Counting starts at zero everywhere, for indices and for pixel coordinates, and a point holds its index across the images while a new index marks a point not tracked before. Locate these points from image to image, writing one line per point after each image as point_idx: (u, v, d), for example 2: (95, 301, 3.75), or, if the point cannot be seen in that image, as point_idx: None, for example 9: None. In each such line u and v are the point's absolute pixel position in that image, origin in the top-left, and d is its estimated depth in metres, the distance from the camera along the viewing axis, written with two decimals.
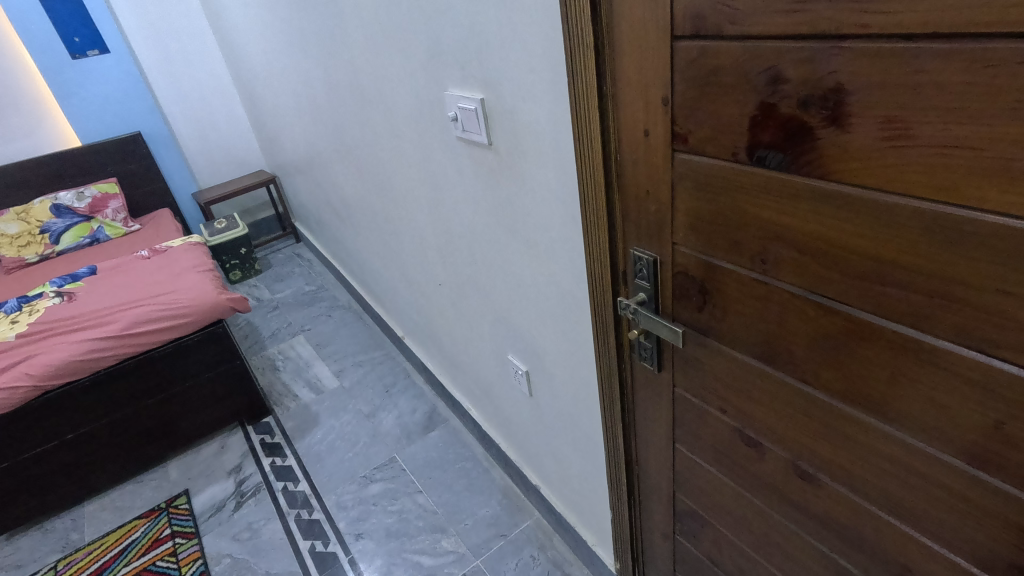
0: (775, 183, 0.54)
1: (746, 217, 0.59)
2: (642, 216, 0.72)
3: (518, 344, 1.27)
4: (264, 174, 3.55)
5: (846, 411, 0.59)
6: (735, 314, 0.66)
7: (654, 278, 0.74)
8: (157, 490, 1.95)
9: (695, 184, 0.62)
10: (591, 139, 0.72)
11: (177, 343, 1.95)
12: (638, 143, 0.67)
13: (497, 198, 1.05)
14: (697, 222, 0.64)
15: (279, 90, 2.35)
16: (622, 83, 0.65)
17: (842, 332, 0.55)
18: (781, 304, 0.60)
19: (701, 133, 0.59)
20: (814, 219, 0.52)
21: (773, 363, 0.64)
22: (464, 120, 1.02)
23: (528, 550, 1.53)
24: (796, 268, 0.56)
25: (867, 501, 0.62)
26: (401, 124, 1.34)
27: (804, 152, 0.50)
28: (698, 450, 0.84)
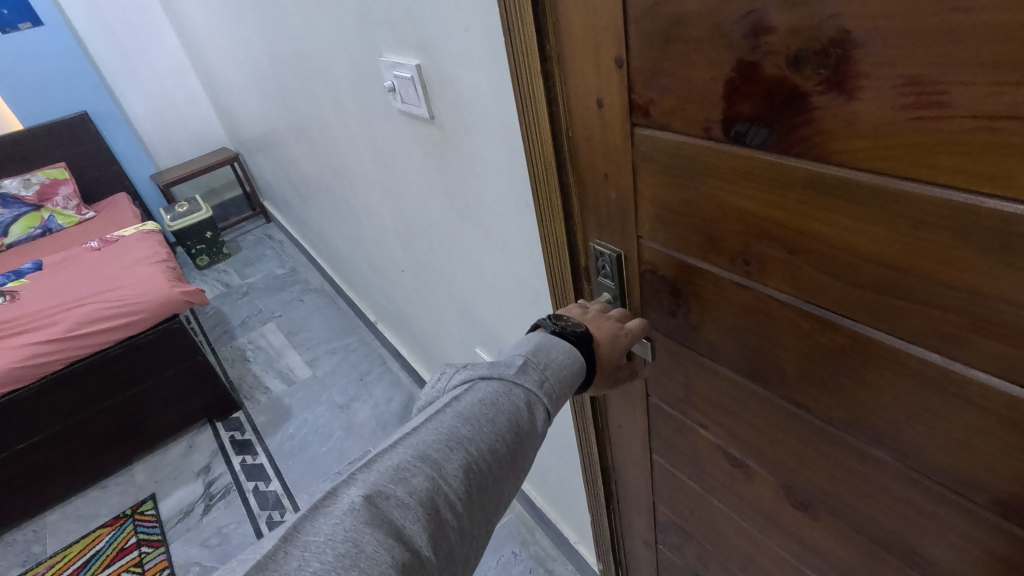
0: (759, 166, 0.42)
1: (724, 209, 0.47)
2: (602, 205, 0.60)
3: (485, 337, 1.16)
4: (226, 152, 3.36)
5: (846, 440, 0.49)
6: (714, 322, 0.55)
7: (619, 276, 0.64)
8: (123, 495, 1.85)
9: (661, 166, 0.50)
10: (535, 113, 0.59)
11: (130, 342, 1.82)
12: (592, 117, 0.54)
13: (447, 179, 0.93)
14: (665, 212, 0.53)
15: (227, 62, 2.16)
16: (569, 41, 0.51)
17: (846, 353, 0.44)
18: (769, 314, 0.49)
19: (666, 103, 0.46)
20: (811, 212, 0.41)
21: (760, 380, 0.54)
22: (402, 90, 0.88)
23: (510, 546, 1.45)
24: (786, 272, 0.45)
25: (871, 540, 0.53)
26: (342, 95, 1.19)
27: (795, 127, 0.38)
28: (677, 464, 0.74)
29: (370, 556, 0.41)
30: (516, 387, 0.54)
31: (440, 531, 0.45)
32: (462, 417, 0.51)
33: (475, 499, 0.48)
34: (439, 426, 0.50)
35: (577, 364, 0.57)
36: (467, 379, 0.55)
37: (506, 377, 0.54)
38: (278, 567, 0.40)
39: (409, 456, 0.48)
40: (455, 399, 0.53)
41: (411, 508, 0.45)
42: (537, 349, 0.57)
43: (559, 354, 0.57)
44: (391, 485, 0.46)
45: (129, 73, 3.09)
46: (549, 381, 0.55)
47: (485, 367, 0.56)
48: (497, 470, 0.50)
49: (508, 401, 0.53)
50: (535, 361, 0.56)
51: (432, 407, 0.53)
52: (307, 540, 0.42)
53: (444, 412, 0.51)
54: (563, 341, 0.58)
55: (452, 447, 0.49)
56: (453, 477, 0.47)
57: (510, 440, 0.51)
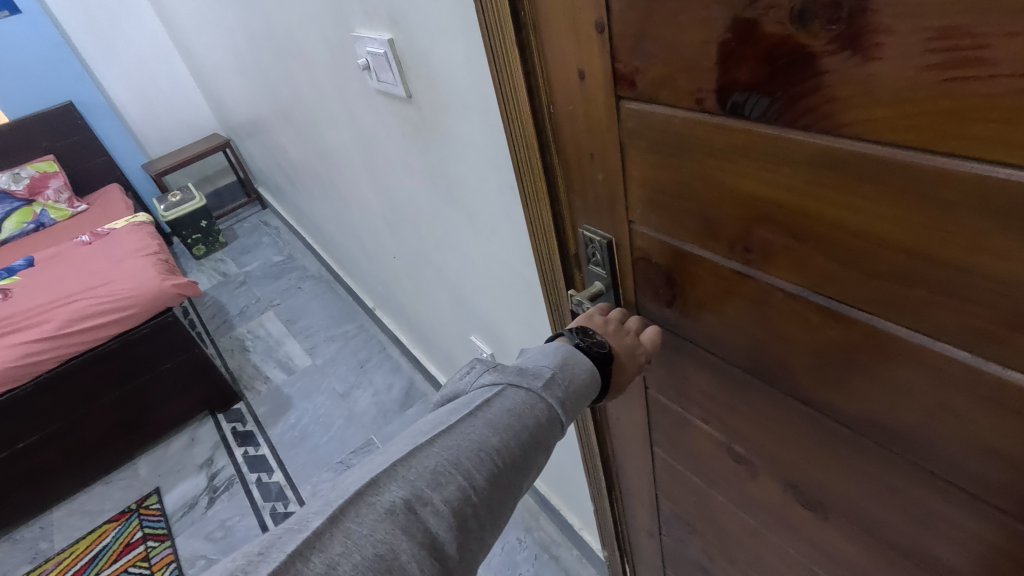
0: (759, 140, 0.37)
1: (719, 191, 0.42)
2: (590, 189, 0.55)
3: (479, 325, 1.12)
4: (218, 138, 3.30)
5: (860, 441, 0.45)
6: (713, 313, 0.50)
7: (610, 263, 0.59)
8: (128, 490, 1.85)
9: (650, 143, 0.45)
10: (513, 89, 0.53)
11: (124, 337, 1.80)
12: (573, 91, 0.49)
13: (429, 162, 0.87)
14: (656, 196, 0.48)
15: (208, 44, 2.09)
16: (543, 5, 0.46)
17: (861, 349, 0.39)
18: (773, 305, 0.44)
19: (653, 73, 0.41)
20: (818, 193, 0.36)
21: (765, 376, 0.49)
22: (377, 66, 0.82)
23: (514, 533, 1.43)
24: (790, 260, 0.40)
25: (889, 546, 0.49)
26: (321, 76, 1.13)
27: (801, 95, 0.33)
28: (679, 459, 0.71)
29: (404, 565, 0.41)
30: (545, 400, 0.52)
31: (468, 544, 0.45)
32: (495, 427, 0.48)
33: (501, 511, 0.48)
34: (473, 432, 0.48)
35: (596, 385, 0.55)
36: (496, 382, 0.52)
37: (533, 389, 0.52)
38: (322, 548, 0.40)
39: (446, 460, 0.46)
40: (485, 402, 0.50)
41: (445, 518, 0.44)
42: (563, 363, 0.54)
43: (580, 373, 0.54)
44: (428, 489, 0.44)
45: (113, 60, 3.02)
46: (573, 397, 0.53)
47: (514, 372, 0.53)
48: (522, 484, 0.49)
49: (537, 415, 0.51)
50: (561, 378, 0.53)
51: (462, 405, 0.51)
52: (349, 527, 0.41)
53: (477, 416, 0.49)
54: (585, 359, 0.55)
55: (484, 459, 0.47)
56: (483, 490, 0.46)
57: (537, 456, 0.50)
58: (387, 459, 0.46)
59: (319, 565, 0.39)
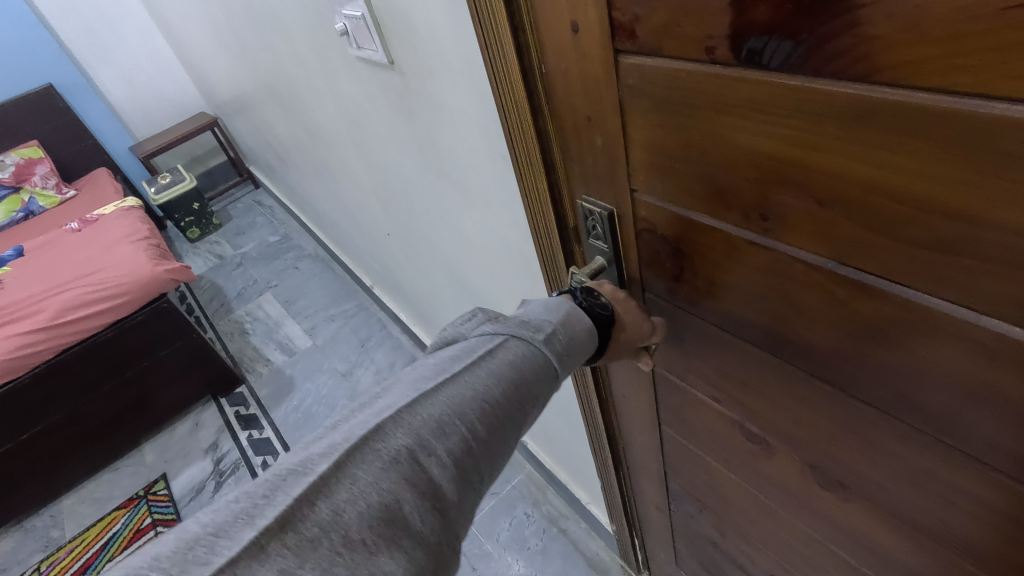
0: (783, 90, 0.33)
1: (734, 152, 0.38)
2: (587, 157, 0.51)
3: (478, 302, 1.09)
4: (205, 117, 3.22)
5: (891, 423, 0.41)
6: (726, 285, 0.47)
7: (612, 236, 0.55)
8: (135, 476, 1.85)
9: (654, 102, 0.41)
10: (499, 48, 0.48)
11: (119, 327, 1.75)
12: (564, 44, 0.44)
13: (417, 133, 0.82)
14: (661, 161, 0.44)
15: (186, 17, 2.01)
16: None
17: (891, 323, 0.36)
18: (793, 279, 0.41)
19: (654, 20, 0.36)
20: (852, 149, 0.32)
21: (782, 350, 0.46)
22: (357, 33, 0.76)
23: (522, 507, 1.42)
24: (812, 228, 0.37)
25: (914, 528, 0.46)
26: (301, 46, 1.07)
27: (832, 35, 0.29)
28: (690, 439, 0.68)
29: (407, 516, 0.39)
30: (547, 353, 0.49)
31: (470, 498, 0.43)
32: (499, 378, 0.46)
33: (501, 463, 0.46)
34: (478, 382, 0.45)
35: (592, 345, 0.53)
36: (497, 333, 0.49)
37: (535, 343, 0.49)
38: (327, 496, 0.38)
39: (450, 409, 0.44)
40: (488, 353, 0.48)
41: (449, 469, 0.42)
42: (566, 319, 0.52)
43: (580, 331, 0.52)
44: (432, 440, 0.42)
45: (92, 38, 2.92)
46: (575, 351, 0.51)
47: (516, 324, 0.50)
48: (521, 437, 0.48)
49: (538, 368, 0.48)
50: (561, 333, 0.51)
51: (464, 353, 0.48)
52: (352, 474, 0.39)
53: (480, 367, 0.46)
54: (586, 317, 0.53)
55: (489, 411, 0.45)
56: (487, 442, 0.44)
57: (538, 409, 0.48)
58: (390, 404, 0.44)
59: (324, 512, 0.38)
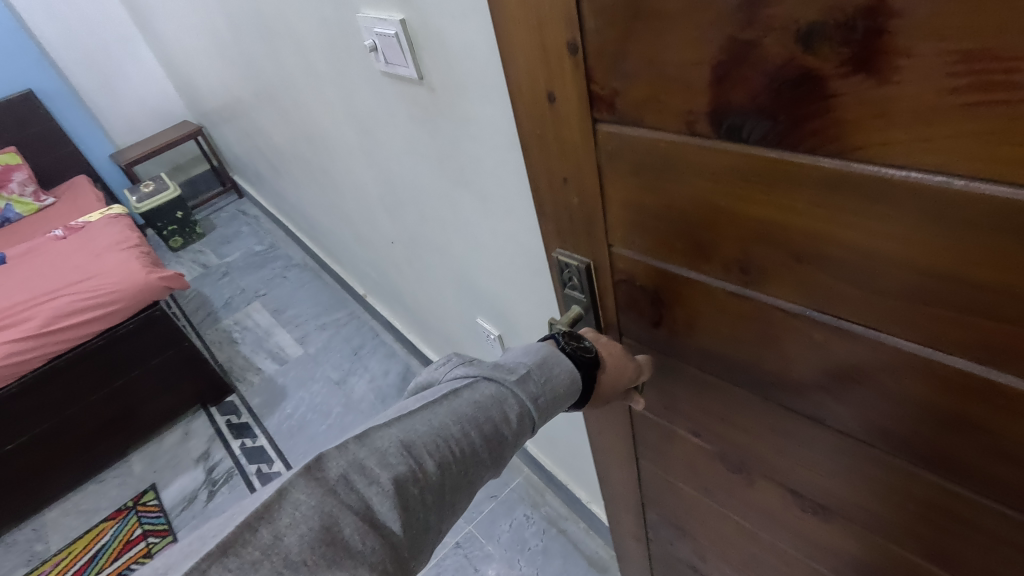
0: (762, 163, 0.42)
1: (716, 215, 0.48)
2: (567, 215, 0.62)
3: (486, 307, 1.13)
4: (189, 125, 3.21)
5: (851, 444, 0.52)
6: (706, 332, 0.58)
7: (587, 284, 0.67)
8: (123, 487, 1.82)
9: (636, 166, 0.51)
10: (517, 121, 0.58)
11: (110, 334, 1.73)
12: (545, 114, 0.55)
13: (439, 145, 0.87)
14: (636, 218, 0.55)
15: (180, 27, 2.02)
16: (508, 36, 0.52)
17: (859, 359, 0.46)
18: (769, 322, 0.51)
19: (634, 94, 0.46)
20: (813, 214, 0.41)
21: (760, 390, 0.57)
22: (386, 48, 0.80)
23: (521, 509, 1.46)
24: (786, 276, 0.46)
25: (881, 515, 0.56)
26: (316, 60, 1.11)
27: (808, 117, 0.37)
28: (672, 472, 0.82)
29: (345, 537, 0.45)
30: (508, 394, 0.59)
31: (413, 523, 0.50)
32: (456, 414, 0.55)
33: (447, 494, 0.53)
34: (434, 418, 0.54)
35: (571, 386, 0.63)
36: (467, 376, 0.60)
37: (506, 383, 0.60)
38: (270, 521, 0.44)
39: (401, 441, 0.52)
40: (451, 393, 0.57)
41: (389, 496, 0.48)
42: (539, 362, 0.62)
43: (559, 373, 0.62)
44: (378, 468, 0.49)
45: (75, 45, 2.90)
46: (541, 392, 0.61)
47: (485, 368, 0.61)
48: (472, 470, 0.55)
49: (496, 408, 0.58)
50: (534, 374, 0.61)
51: (430, 395, 0.58)
52: (297, 499, 0.45)
53: (441, 405, 0.56)
54: (566, 362, 0.64)
55: (440, 442, 0.53)
56: (433, 471, 0.52)
57: (490, 444, 0.56)
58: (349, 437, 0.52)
59: (267, 536, 0.43)
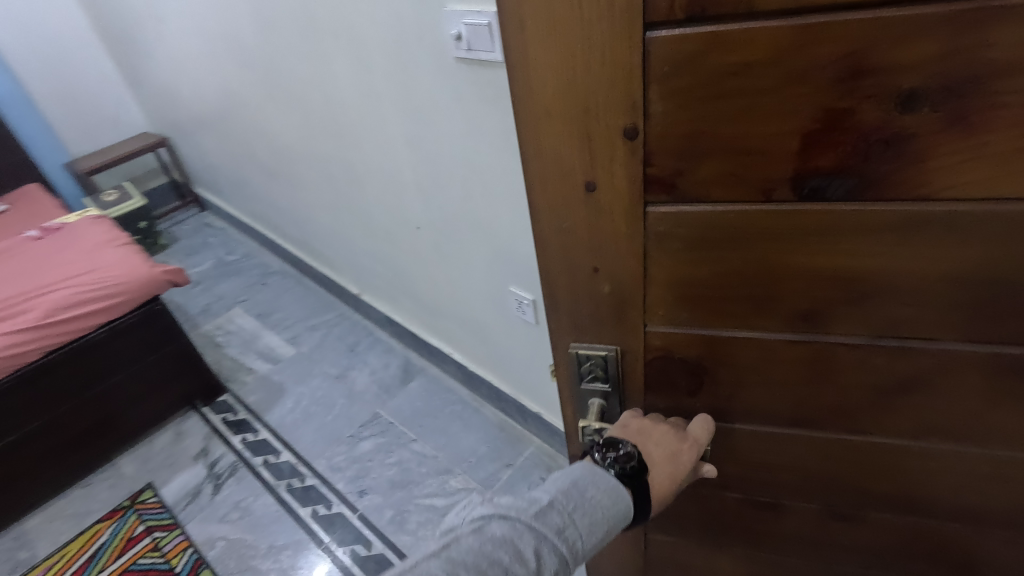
0: (840, 217, 0.50)
1: (786, 270, 0.55)
2: (597, 302, 0.65)
3: (522, 273, 1.27)
4: (150, 135, 3.15)
5: (889, 441, 0.67)
6: (753, 382, 0.67)
7: (615, 370, 0.71)
8: (114, 489, 1.76)
9: (693, 239, 0.56)
10: (543, 215, 0.59)
11: (110, 327, 1.70)
12: (579, 206, 0.56)
13: (508, 121, 1.02)
14: (684, 289, 0.60)
15: (175, 32, 2.07)
16: (542, 131, 0.52)
17: (914, 362, 0.58)
18: (827, 352, 0.61)
19: (699, 174, 0.51)
20: (884, 253, 0.51)
21: (806, 418, 0.69)
22: (473, 37, 0.96)
23: (538, 473, 1.58)
24: (849, 314, 0.57)
25: (910, 494, 0.72)
26: (368, 54, 1.23)
27: (890, 171, 0.46)
28: (686, 528, 0.97)
29: None
30: (530, 528, 0.58)
31: None
32: (473, 554, 0.55)
33: None
34: (450, 556, 0.55)
35: (600, 512, 0.62)
36: (491, 510, 0.60)
37: (527, 516, 0.59)
38: None
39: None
40: (471, 530, 0.57)
41: None
42: (566, 492, 0.62)
43: (588, 499, 0.62)
44: None
45: (31, 49, 2.82)
46: (569, 526, 0.60)
47: (509, 502, 0.60)
48: None
49: (518, 545, 0.57)
50: (559, 505, 0.61)
51: (452, 531, 0.58)
52: None
53: (460, 542, 0.57)
54: (594, 488, 0.63)
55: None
56: None
57: None
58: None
59: None
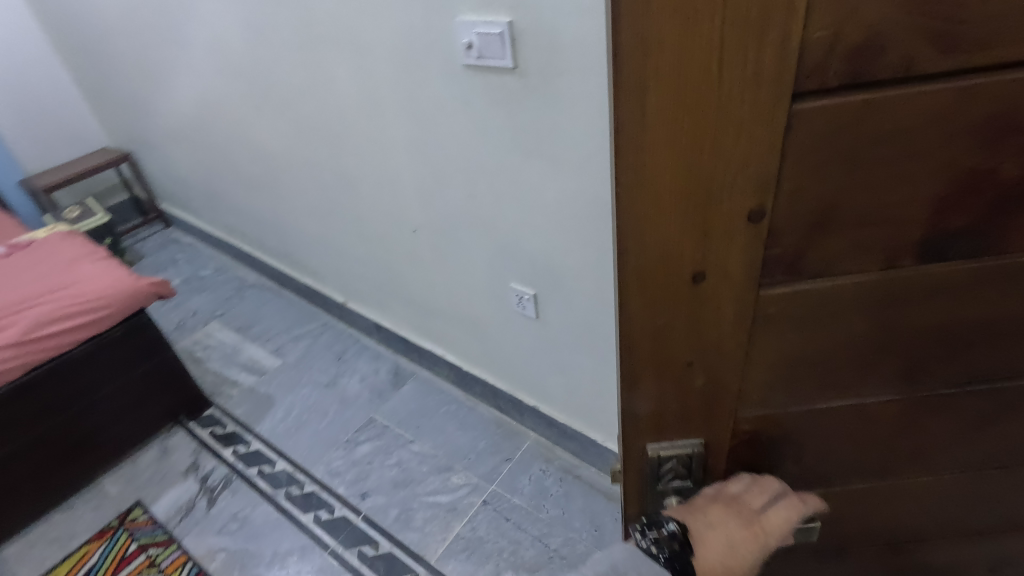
0: (947, 274, 0.50)
1: (889, 331, 0.53)
2: (686, 393, 0.57)
3: (524, 268, 1.34)
4: (111, 149, 3.07)
5: (940, 463, 0.69)
6: (832, 440, 0.64)
7: (695, 467, 0.64)
8: (100, 509, 1.71)
9: (803, 311, 0.51)
10: (641, 309, 0.50)
11: (95, 342, 1.66)
12: (687, 293, 0.49)
13: (517, 123, 1.10)
14: (783, 364, 0.56)
15: (149, 43, 2.05)
16: (654, 217, 0.44)
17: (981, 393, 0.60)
18: (908, 399, 0.60)
19: (821, 244, 0.47)
20: (980, 301, 0.51)
21: (873, 461, 0.68)
22: (484, 45, 1.03)
23: (537, 465, 1.64)
24: (933, 356, 0.56)
25: (946, 502, 0.75)
26: (372, 63, 1.28)
27: (1000, 223, 0.47)
28: None
29: None
30: None
31: None
32: None
33: None
34: None
35: None
36: None
37: None
38: None
39: None
40: None
41: None
42: None
43: None
44: None
45: None
46: None
47: None
48: None
49: None
50: None
51: None
52: None
53: None
54: None
55: None
56: None
57: None
58: None
59: None
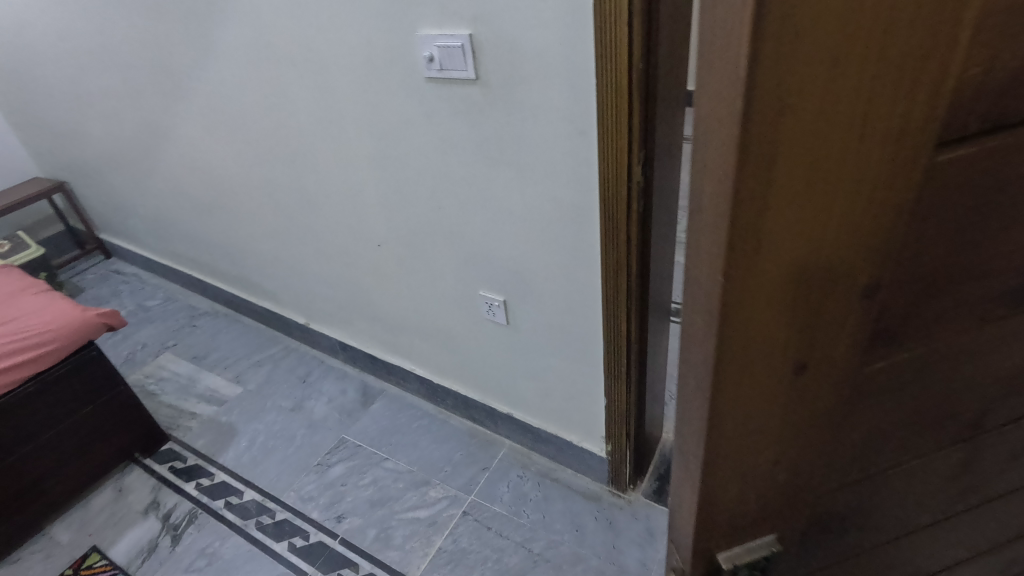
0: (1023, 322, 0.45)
1: (963, 378, 0.47)
2: (767, 437, 0.45)
3: (493, 275, 1.36)
4: (43, 179, 2.91)
5: (968, 519, 0.64)
6: (888, 498, 0.56)
7: None
8: (52, 559, 1.60)
9: (895, 354, 0.43)
10: (732, 331, 0.37)
11: (38, 380, 1.55)
12: (790, 324, 0.38)
13: (481, 132, 1.12)
14: (865, 412, 0.46)
15: (87, 66, 1.98)
16: (768, 223, 0.33)
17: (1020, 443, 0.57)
18: (963, 450, 0.54)
19: (925, 279, 0.40)
20: None
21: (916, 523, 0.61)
22: (446, 58, 1.06)
23: (514, 471, 1.65)
24: (994, 404, 0.51)
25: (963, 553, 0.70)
26: (331, 79, 1.28)
27: None
28: None
29: None
30: None
31: None
32: None
33: None
34: None
35: None
36: None
37: None
38: None
39: None
40: None
41: None
42: None
43: None
44: None
45: None
46: None
47: None
48: None
49: None
50: None
51: None
52: None
53: None
54: None
55: None
56: None
57: None
58: None
59: None
